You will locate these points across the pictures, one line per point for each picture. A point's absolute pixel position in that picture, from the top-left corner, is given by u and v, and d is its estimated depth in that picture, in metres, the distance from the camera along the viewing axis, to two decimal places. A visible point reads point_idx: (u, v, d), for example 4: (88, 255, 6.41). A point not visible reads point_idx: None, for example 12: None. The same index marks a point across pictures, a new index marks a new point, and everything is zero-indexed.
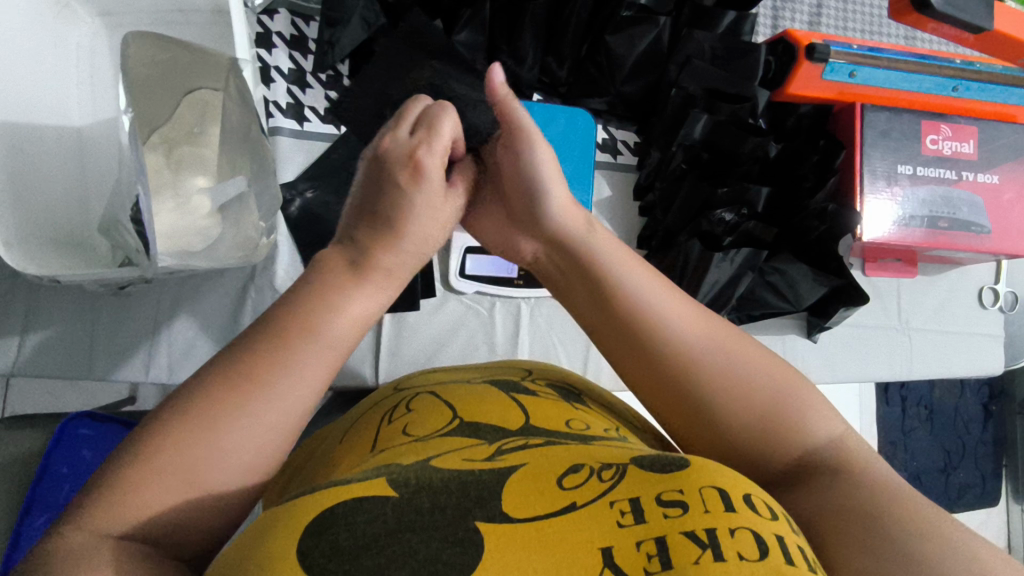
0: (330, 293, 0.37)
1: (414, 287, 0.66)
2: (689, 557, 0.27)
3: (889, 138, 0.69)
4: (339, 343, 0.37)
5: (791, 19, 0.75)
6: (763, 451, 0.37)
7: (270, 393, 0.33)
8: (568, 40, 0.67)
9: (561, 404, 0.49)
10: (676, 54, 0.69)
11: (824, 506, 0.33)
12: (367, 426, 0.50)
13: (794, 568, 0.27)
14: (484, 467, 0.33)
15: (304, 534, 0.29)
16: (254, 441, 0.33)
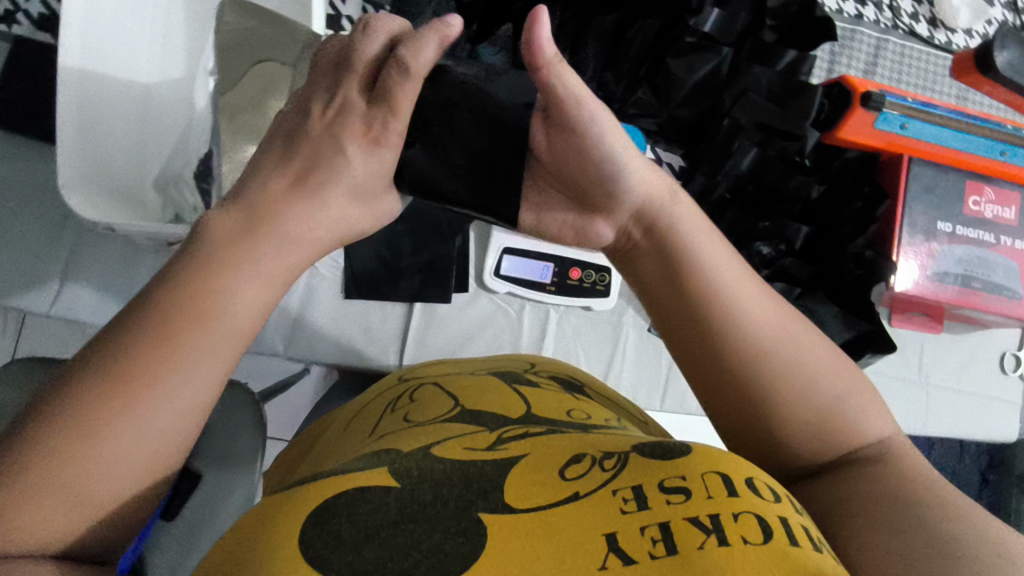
0: (220, 269, 0.35)
1: (448, 278, 0.68)
2: (694, 543, 0.27)
3: (932, 193, 0.70)
4: (244, 326, 0.35)
5: (847, 66, 0.77)
6: (804, 447, 0.37)
7: (174, 391, 0.32)
8: (630, 57, 0.68)
9: (563, 397, 0.50)
10: (734, 83, 0.69)
11: (861, 510, 0.33)
12: (371, 417, 0.51)
13: (799, 551, 0.27)
14: (485, 459, 0.34)
15: (306, 525, 0.30)
16: (160, 438, 0.31)
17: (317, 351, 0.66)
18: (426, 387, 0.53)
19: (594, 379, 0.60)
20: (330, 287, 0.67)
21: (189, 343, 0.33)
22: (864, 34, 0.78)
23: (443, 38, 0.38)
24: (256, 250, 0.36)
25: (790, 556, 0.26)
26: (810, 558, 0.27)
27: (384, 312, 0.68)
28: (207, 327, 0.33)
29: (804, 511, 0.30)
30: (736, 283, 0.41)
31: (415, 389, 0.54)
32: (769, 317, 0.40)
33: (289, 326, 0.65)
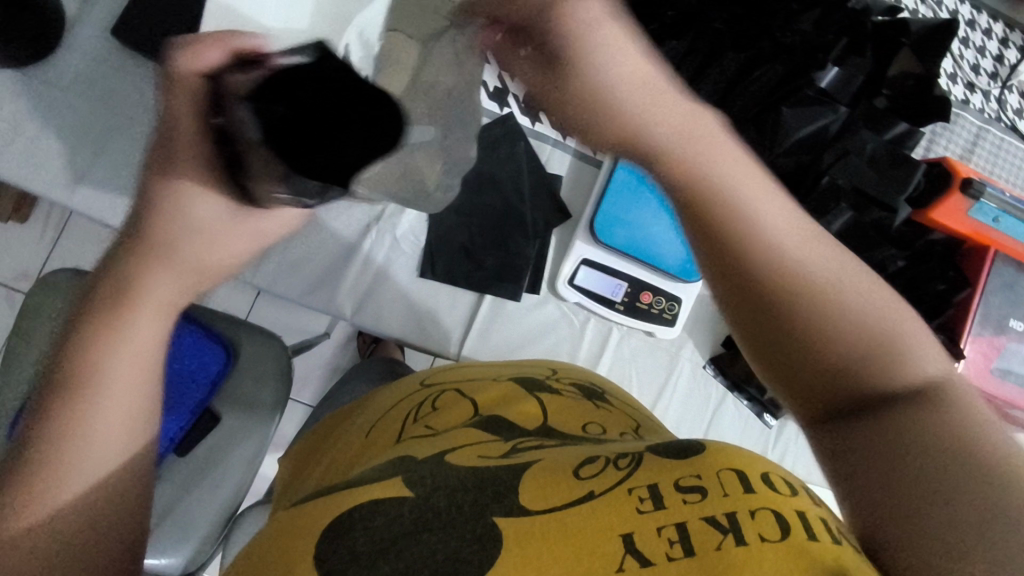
0: (139, 269, 0.36)
1: (523, 277, 0.68)
2: (711, 543, 0.27)
3: (1011, 290, 0.71)
4: (166, 298, 0.37)
5: (945, 148, 0.77)
6: (922, 417, 0.27)
7: (107, 378, 0.35)
8: (742, 101, 0.69)
9: (586, 407, 0.51)
10: (838, 144, 0.70)
11: (921, 469, 0.25)
12: (395, 422, 0.52)
13: (816, 544, 0.26)
14: (498, 464, 0.36)
15: (323, 540, 0.32)
16: (109, 431, 0.35)
17: (383, 322, 0.66)
18: (448, 390, 0.55)
19: (618, 388, 0.60)
20: (408, 264, 0.67)
21: (117, 327, 0.35)
22: (967, 120, 0.78)
23: (224, 47, 0.36)
24: (162, 263, 0.36)
25: (807, 549, 0.26)
26: (833, 552, 0.26)
27: (454, 298, 0.68)
28: (138, 308, 0.36)
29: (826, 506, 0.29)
30: (754, 189, 0.34)
31: (438, 393, 0.55)
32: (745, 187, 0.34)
33: (364, 291, 0.66)
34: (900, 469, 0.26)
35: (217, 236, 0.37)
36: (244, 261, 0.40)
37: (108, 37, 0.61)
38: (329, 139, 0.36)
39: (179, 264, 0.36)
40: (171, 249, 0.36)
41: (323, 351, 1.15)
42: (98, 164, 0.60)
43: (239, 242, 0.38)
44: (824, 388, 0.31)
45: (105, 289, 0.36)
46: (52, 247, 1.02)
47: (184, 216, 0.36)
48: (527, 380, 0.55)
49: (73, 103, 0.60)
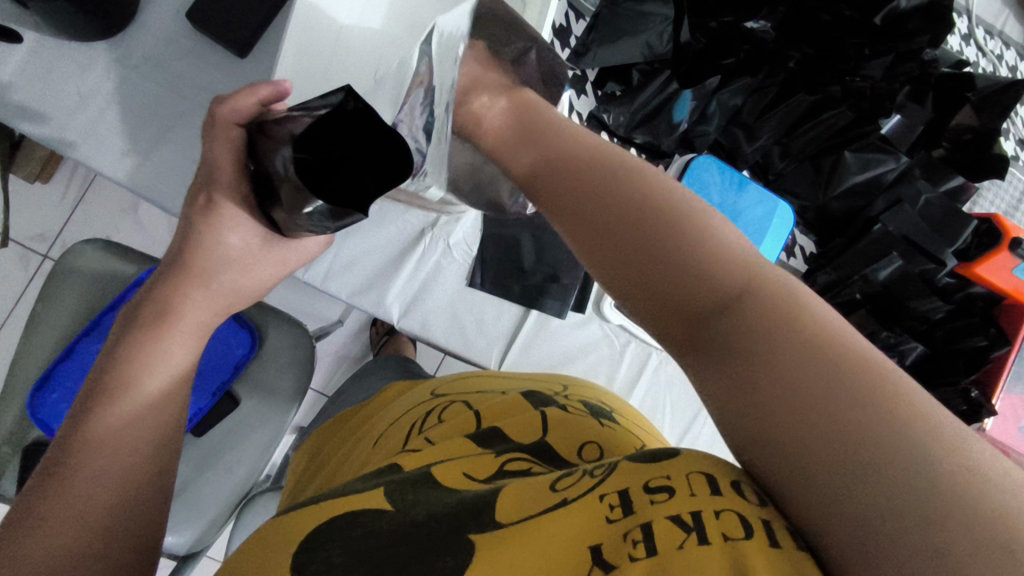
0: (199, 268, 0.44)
1: (571, 296, 0.67)
2: (675, 541, 0.27)
3: None
4: (225, 286, 0.45)
5: (991, 203, 0.77)
6: (785, 341, 0.27)
7: (167, 348, 0.42)
8: (802, 142, 0.69)
9: (592, 422, 0.47)
10: (890, 191, 0.70)
11: (794, 411, 0.26)
12: (402, 429, 0.50)
13: (779, 551, 0.26)
14: (474, 488, 0.36)
15: (298, 548, 0.32)
16: (164, 386, 0.41)
17: (429, 326, 0.66)
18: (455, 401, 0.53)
19: (627, 408, 0.58)
20: (458, 272, 0.66)
21: (154, 344, 0.41)
22: (1016, 176, 0.78)
23: (256, 97, 0.42)
24: (195, 289, 0.44)
25: (768, 552, 0.26)
26: (788, 556, 0.26)
27: (500, 309, 0.68)
28: (173, 327, 0.42)
29: None
30: (623, 175, 0.39)
31: (445, 403, 0.53)
32: (645, 184, 0.38)
33: (413, 294, 0.66)
34: (775, 412, 0.26)
35: (248, 266, 0.46)
36: (267, 279, 0.48)
37: (182, 18, 0.61)
38: (343, 164, 0.33)
39: (213, 290, 0.45)
40: (205, 278, 0.44)
41: (335, 339, 1.14)
42: (160, 148, 0.59)
43: (263, 268, 0.47)
44: (701, 326, 0.31)
45: (145, 313, 0.42)
46: (74, 209, 0.99)
47: (215, 248, 0.43)
48: (535, 394, 0.52)
49: (139, 82, 0.59)
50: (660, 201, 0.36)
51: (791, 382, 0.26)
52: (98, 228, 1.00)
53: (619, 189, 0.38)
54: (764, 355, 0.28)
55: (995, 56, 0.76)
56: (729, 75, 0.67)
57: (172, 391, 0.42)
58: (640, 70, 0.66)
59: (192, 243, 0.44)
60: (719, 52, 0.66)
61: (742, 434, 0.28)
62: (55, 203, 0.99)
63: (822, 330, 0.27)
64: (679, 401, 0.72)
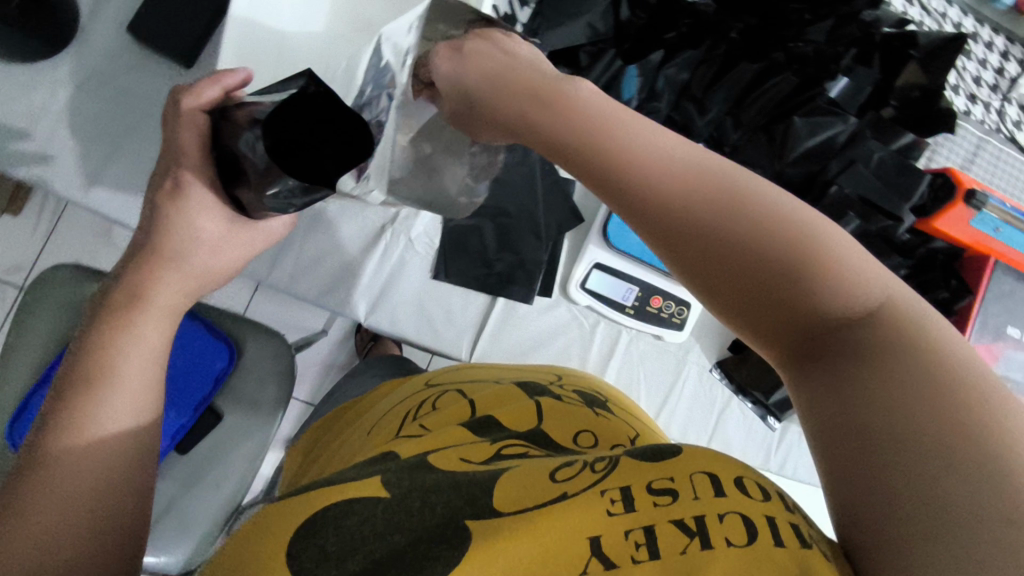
0: (163, 249, 0.41)
1: (535, 281, 0.67)
2: (677, 547, 0.28)
3: (1009, 299, 0.72)
4: (199, 266, 0.42)
5: (947, 158, 0.78)
6: (881, 364, 0.27)
7: (137, 332, 0.39)
8: (753, 110, 0.70)
9: (588, 413, 0.47)
10: (845, 153, 0.71)
11: (888, 432, 0.26)
12: (396, 417, 0.49)
13: (783, 552, 0.27)
14: (476, 471, 0.35)
15: (294, 537, 0.31)
16: (138, 372, 0.38)
17: (397, 323, 0.67)
18: (451, 390, 0.52)
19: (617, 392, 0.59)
20: (422, 266, 0.67)
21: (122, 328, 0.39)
22: (968, 131, 0.79)
23: (222, 85, 0.42)
24: (167, 272, 0.41)
25: (771, 554, 0.27)
26: (793, 555, 0.27)
27: (466, 299, 0.68)
28: (144, 310, 0.40)
29: (793, 509, 0.31)
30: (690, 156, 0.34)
31: (440, 393, 0.52)
32: (691, 158, 0.34)
33: (378, 292, 0.66)
34: (867, 427, 0.26)
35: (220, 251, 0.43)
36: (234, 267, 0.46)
37: (125, 34, 0.61)
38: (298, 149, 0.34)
39: (187, 271, 0.42)
40: (178, 260, 0.41)
41: (320, 349, 1.14)
42: (111, 164, 0.60)
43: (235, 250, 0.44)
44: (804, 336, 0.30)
45: (117, 295, 0.40)
46: (45, 239, 0.99)
47: (185, 231, 0.41)
48: (530, 384, 0.52)
49: (88, 100, 0.60)
50: (719, 181, 0.32)
51: (885, 405, 0.26)
52: (70, 256, 0.99)
53: (661, 164, 0.34)
54: (861, 382, 0.27)
55: (938, 14, 0.78)
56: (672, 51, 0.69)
57: (151, 373, 0.39)
58: (586, 52, 0.67)
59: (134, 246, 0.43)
60: (661, 27, 0.68)
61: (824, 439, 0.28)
62: (26, 235, 0.98)
63: (921, 360, 0.26)
64: (654, 377, 0.73)
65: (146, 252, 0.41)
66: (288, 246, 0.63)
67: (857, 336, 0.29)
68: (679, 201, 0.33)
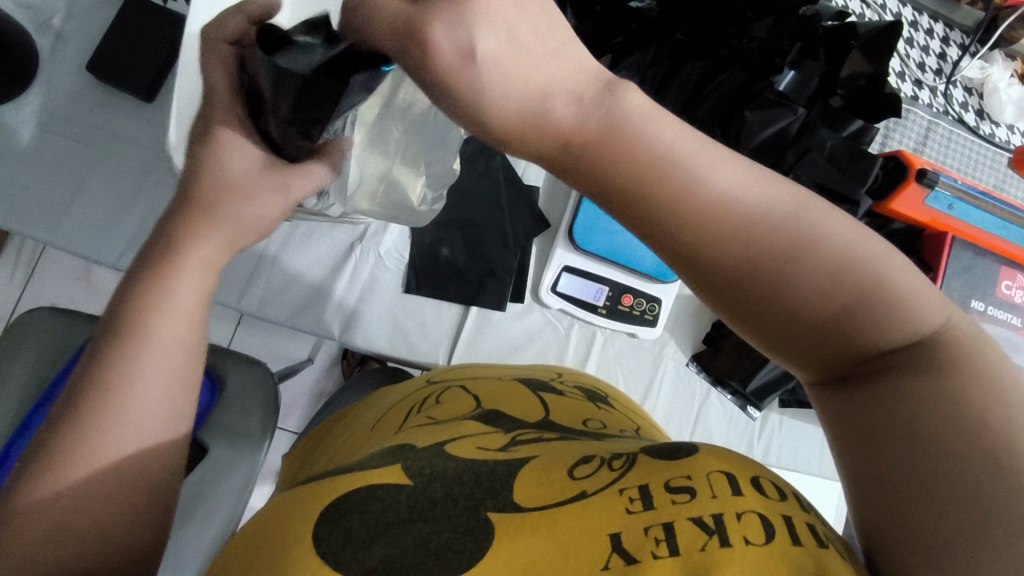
0: (208, 202, 0.37)
1: (507, 287, 0.69)
2: (696, 544, 0.27)
3: (970, 273, 0.73)
4: (254, 218, 0.38)
5: (899, 142, 0.80)
6: (918, 389, 0.27)
7: (166, 301, 0.36)
8: (709, 103, 0.72)
9: (589, 407, 0.48)
10: (800, 143, 0.73)
11: (909, 449, 0.26)
12: (401, 412, 0.49)
13: (800, 550, 0.27)
14: (498, 460, 0.35)
15: (319, 521, 0.32)
16: (166, 347, 0.37)
17: (373, 339, 0.67)
18: (455, 385, 0.52)
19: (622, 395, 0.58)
20: (393, 280, 0.68)
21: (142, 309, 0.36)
22: (917, 115, 0.82)
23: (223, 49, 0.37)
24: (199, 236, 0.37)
25: (789, 555, 0.27)
26: (811, 554, 0.27)
27: (439, 310, 0.69)
28: (183, 267, 0.37)
29: (807, 511, 0.30)
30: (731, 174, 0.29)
31: (443, 389, 0.52)
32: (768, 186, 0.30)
33: (350, 310, 0.66)
34: (892, 440, 0.27)
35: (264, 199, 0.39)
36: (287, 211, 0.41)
37: (86, 73, 0.62)
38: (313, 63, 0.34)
39: (233, 226, 0.38)
40: (222, 215, 0.37)
41: (306, 377, 1.14)
42: (79, 203, 0.60)
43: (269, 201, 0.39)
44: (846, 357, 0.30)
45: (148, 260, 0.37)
46: (23, 285, 0.98)
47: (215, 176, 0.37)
48: (531, 380, 0.53)
49: (52, 139, 0.61)
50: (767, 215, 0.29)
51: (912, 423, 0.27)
52: (48, 299, 0.99)
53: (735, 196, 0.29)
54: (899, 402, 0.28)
55: (878, 4, 0.80)
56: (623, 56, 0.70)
57: (183, 342, 0.37)
58: None
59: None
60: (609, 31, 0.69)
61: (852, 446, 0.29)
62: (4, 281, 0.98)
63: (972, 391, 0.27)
64: (632, 373, 0.74)
65: (183, 206, 0.37)
66: (258, 269, 0.64)
67: (903, 363, 0.29)
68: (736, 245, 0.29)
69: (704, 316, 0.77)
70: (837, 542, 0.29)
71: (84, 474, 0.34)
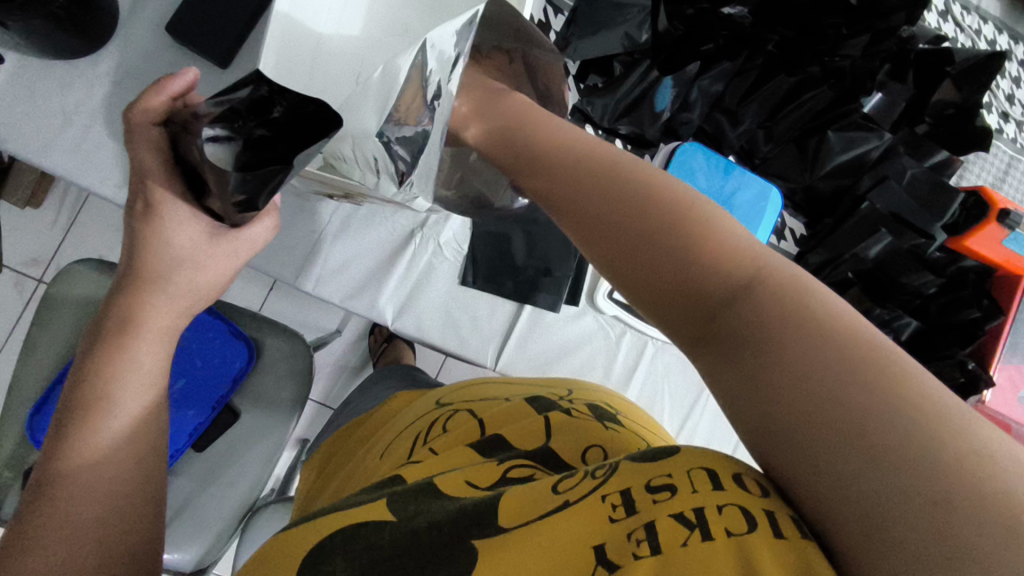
0: (158, 274, 0.40)
1: (563, 290, 0.67)
2: (677, 539, 0.26)
3: None
4: (200, 285, 0.42)
5: (978, 175, 0.77)
6: (791, 331, 0.25)
7: (127, 361, 0.39)
8: (787, 121, 0.70)
9: (597, 426, 0.45)
10: (875, 169, 0.71)
11: (823, 411, 0.23)
12: (407, 438, 0.48)
13: (783, 543, 0.25)
14: (481, 494, 0.35)
15: (304, 561, 0.31)
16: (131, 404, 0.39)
17: (424, 328, 0.66)
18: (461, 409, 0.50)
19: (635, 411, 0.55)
20: (450, 272, 0.67)
21: (120, 352, 0.39)
22: (1000, 149, 0.78)
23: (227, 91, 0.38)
24: (155, 297, 0.40)
25: (772, 546, 0.25)
26: (797, 549, 0.25)
27: (492, 307, 0.68)
28: (139, 335, 0.40)
29: None
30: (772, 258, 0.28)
31: (450, 412, 0.50)
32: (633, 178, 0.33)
33: (405, 296, 0.66)
34: (790, 410, 0.24)
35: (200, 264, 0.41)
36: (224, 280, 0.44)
37: (160, 30, 0.61)
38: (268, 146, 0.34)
39: (188, 286, 0.41)
40: (170, 277, 0.41)
41: (333, 349, 1.14)
42: None
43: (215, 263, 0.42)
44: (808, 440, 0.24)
45: (109, 327, 0.40)
46: (67, 231, 0.99)
47: (162, 250, 0.40)
48: (540, 399, 0.50)
49: (121, 96, 0.60)
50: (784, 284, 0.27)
51: (811, 380, 0.24)
52: (90, 249, 0.99)
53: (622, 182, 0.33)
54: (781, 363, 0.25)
55: (973, 30, 0.77)
56: (709, 63, 0.68)
57: (144, 399, 0.40)
58: (621, 61, 0.67)
59: (128, 236, 0.41)
60: (699, 37, 0.67)
61: (745, 423, 0.26)
62: (47, 227, 0.98)
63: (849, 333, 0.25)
64: (678, 389, 0.72)
65: (131, 278, 0.40)
66: (319, 248, 0.63)
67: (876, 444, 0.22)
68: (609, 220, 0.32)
69: None
70: None
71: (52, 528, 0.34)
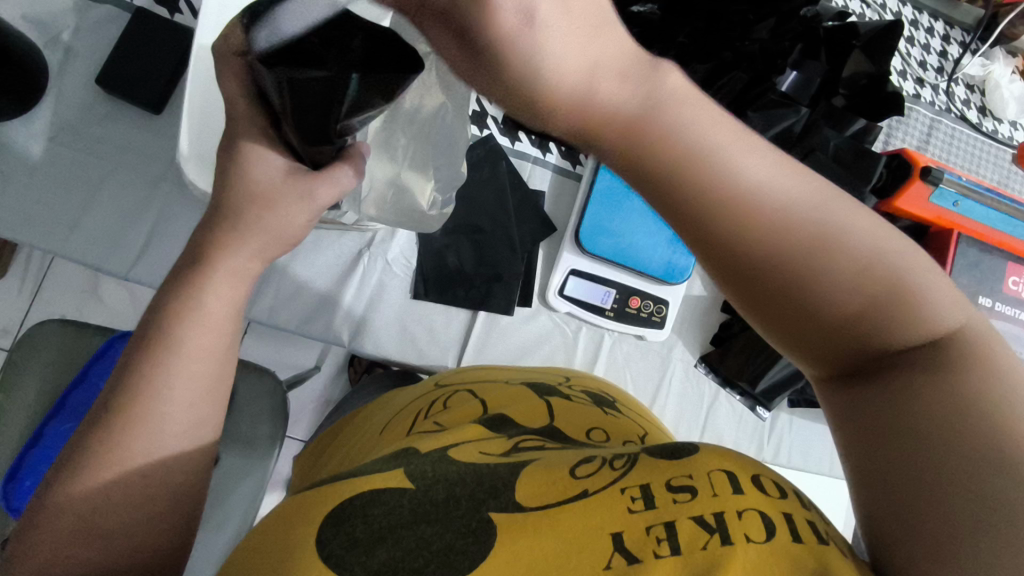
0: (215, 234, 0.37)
1: (514, 292, 0.69)
2: (698, 542, 0.27)
3: (977, 269, 0.73)
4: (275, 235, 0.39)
5: (903, 139, 0.81)
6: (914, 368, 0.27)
7: (198, 308, 0.36)
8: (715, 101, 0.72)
9: (593, 414, 0.45)
10: (803, 142, 0.73)
11: (928, 426, 0.26)
12: (408, 416, 0.47)
13: (801, 547, 0.27)
14: (500, 462, 0.34)
15: (323, 526, 0.31)
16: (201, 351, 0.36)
17: (382, 345, 0.67)
18: (462, 390, 0.50)
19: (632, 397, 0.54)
20: (402, 287, 0.68)
21: (185, 307, 0.36)
22: (920, 113, 0.82)
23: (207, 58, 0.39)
24: (226, 243, 0.37)
25: (792, 550, 0.27)
26: (812, 552, 0.27)
27: (448, 316, 0.69)
28: (211, 275, 0.37)
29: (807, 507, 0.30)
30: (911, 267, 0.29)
31: (449, 393, 0.50)
32: (777, 171, 0.28)
33: (361, 315, 0.67)
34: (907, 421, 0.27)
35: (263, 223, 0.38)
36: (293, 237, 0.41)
37: (93, 85, 0.63)
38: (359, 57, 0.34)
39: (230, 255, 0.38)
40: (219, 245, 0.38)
41: (313, 385, 1.14)
42: (90, 212, 0.61)
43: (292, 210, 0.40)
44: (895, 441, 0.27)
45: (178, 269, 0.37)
46: (30, 298, 0.99)
47: None
48: (539, 384, 0.51)
49: (61, 152, 0.61)
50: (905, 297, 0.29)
51: (926, 405, 0.26)
52: (56, 311, 0.99)
53: (762, 187, 0.28)
54: (921, 405, 0.27)
55: (877, 4, 0.81)
56: None
57: (217, 342, 0.37)
58: None
59: None
60: None
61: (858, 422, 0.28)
62: (12, 297, 0.99)
63: (988, 388, 0.26)
64: (639, 375, 0.74)
65: None
66: (267, 280, 0.64)
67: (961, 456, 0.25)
68: (747, 242, 0.28)
69: (712, 317, 0.77)
70: (838, 539, 0.29)
71: (93, 490, 0.33)
